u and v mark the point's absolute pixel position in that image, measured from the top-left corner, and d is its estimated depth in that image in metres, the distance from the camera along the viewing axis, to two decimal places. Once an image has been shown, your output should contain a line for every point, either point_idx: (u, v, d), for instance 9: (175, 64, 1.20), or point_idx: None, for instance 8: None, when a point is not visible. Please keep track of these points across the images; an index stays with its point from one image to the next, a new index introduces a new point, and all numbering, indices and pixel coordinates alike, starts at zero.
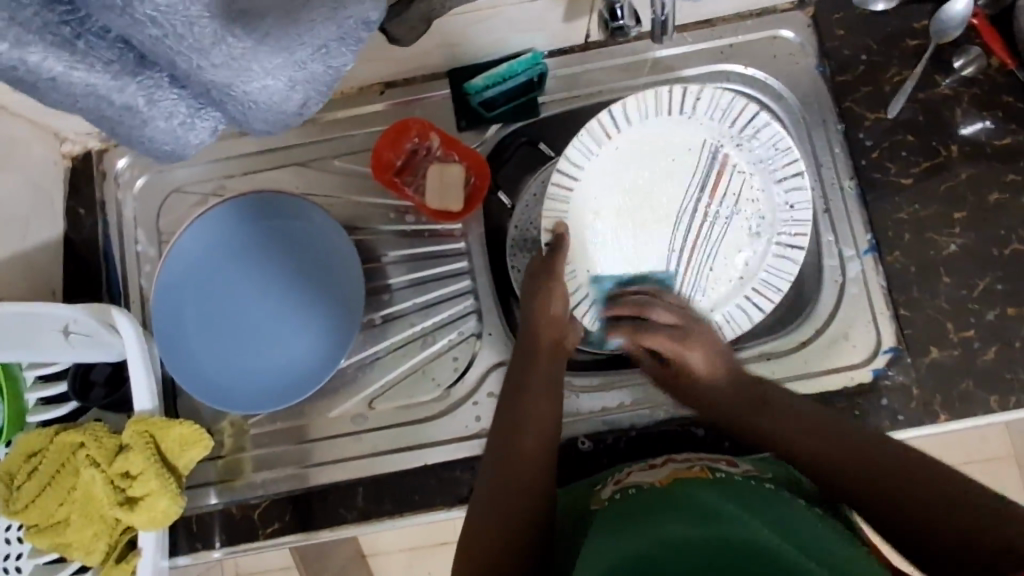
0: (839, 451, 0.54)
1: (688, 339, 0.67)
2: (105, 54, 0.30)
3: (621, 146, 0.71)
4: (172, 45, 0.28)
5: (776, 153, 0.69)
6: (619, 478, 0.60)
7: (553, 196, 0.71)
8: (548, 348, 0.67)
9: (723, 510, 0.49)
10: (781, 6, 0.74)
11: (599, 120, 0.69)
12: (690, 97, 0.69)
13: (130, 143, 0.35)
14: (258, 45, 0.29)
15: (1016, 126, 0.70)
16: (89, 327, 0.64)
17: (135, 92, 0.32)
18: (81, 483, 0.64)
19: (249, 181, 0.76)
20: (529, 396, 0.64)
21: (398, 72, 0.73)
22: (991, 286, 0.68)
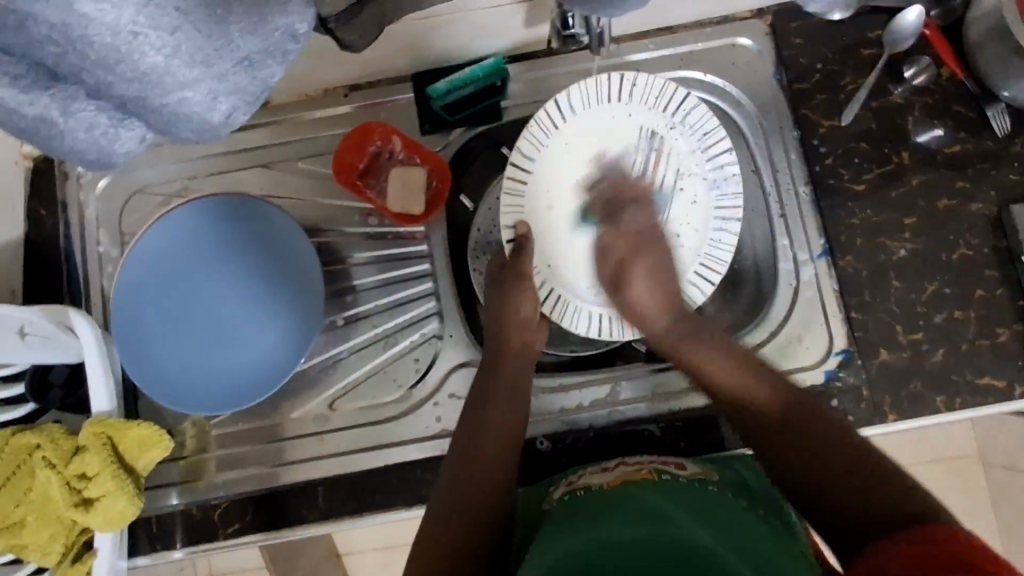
0: (801, 425, 0.59)
1: (641, 257, 0.70)
2: (11, 69, 0.30)
3: (564, 139, 0.72)
4: (75, 60, 0.29)
5: (702, 133, 0.70)
6: (571, 480, 0.61)
7: (509, 191, 0.72)
8: (516, 355, 0.68)
9: (664, 513, 0.51)
10: (740, 14, 0.75)
11: (540, 115, 0.70)
12: (627, 83, 0.70)
13: (52, 152, 0.35)
14: (171, 59, 0.30)
15: (966, 134, 0.72)
16: (47, 329, 0.64)
17: (49, 104, 0.32)
18: (37, 485, 0.63)
19: (213, 182, 0.76)
20: (498, 402, 0.64)
21: (361, 75, 0.73)
22: (939, 289, 0.70)
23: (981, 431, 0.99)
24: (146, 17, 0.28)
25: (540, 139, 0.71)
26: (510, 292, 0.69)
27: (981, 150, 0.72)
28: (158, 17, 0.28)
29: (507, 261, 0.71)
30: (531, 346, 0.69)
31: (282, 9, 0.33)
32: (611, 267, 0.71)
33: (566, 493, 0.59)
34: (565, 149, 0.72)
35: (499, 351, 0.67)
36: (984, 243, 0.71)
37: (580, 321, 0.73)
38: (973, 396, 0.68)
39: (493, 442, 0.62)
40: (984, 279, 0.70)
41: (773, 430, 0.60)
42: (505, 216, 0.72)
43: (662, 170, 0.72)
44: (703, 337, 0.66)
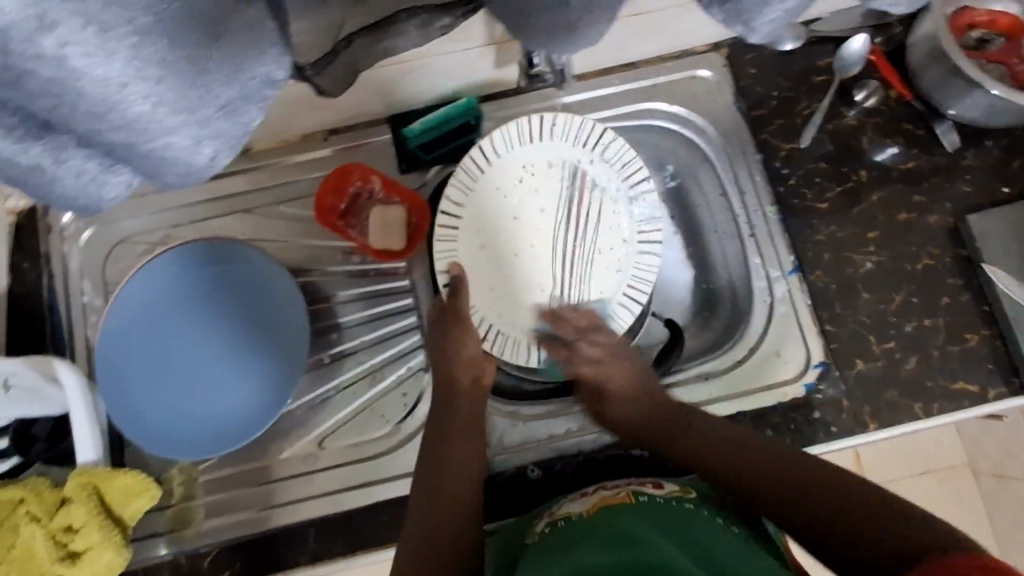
0: (785, 473, 0.59)
1: (609, 375, 0.70)
2: (6, 122, 0.31)
3: (493, 181, 0.73)
4: (67, 112, 0.30)
5: (625, 163, 0.73)
6: (552, 510, 0.62)
7: (442, 238, 0.72)
8: (467, 390, 0.69)
9: (644, 536, 0.52)
10: (698, 48, 0.79)
11: (468, 160, 0.72)
12: (547, 124, 0.72)
13: (43, 199, 0.37)
14: (157, 108, 0.31)
15: (918, 151, 0.76)
16: (31, 381, 0.65)
17: (41, 154, 0.33)
18: (21, 541, 0.62)
19: (196, 229, 0.77)
20: (455, 439, 0.66)
21: (339, 120, 0.76)
22: (906, 299, 0.73)
23: (966, 439, 1.00)
24: (133, 69, 0.29)
25: (468, 182, 0.72)
26: (449, 338, 0.69)
27: (933, 165, 0.76)
28: (144, 68, 0.30)
29: (447, 302, 0.70)
30: (484, 381, 0.70)
31: (260, 60, 0.34)
32: (592, 384, 0.71)
33: (547, 524, 0.59)
34: (494, 193, 0.73)
35: (451, 388, 0.68)
36: (944, 253, 0.74)
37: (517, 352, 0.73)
38: (949, 400, 0.70)
39: (453, 481, 0.64)
40: (948, 287, 0.73)
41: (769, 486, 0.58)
42: (440, 261, 0.72)
43: (590, 203, 0.74)
44: (673, 432, 0.67)
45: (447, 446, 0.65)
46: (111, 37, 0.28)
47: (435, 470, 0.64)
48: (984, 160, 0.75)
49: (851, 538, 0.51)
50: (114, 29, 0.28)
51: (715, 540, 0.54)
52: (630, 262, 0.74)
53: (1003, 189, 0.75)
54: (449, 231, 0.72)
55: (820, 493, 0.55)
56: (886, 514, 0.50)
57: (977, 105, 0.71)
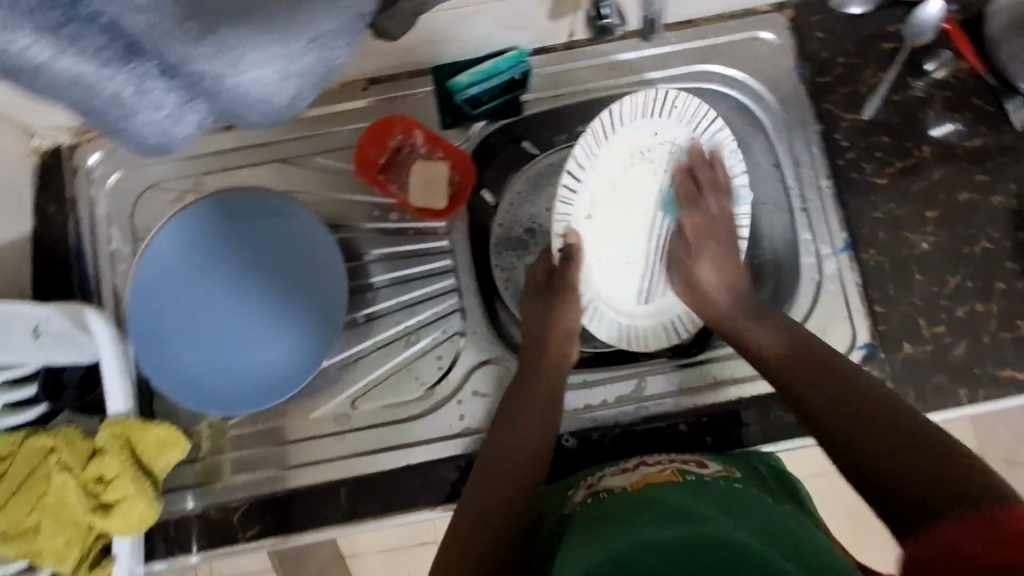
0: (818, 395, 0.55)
1: (708, 248, 0.67)
2: (96, 41, 0.29)
3: (614, 153, 0.69)
4: (162, 37, 0.29)
5: (728, 148, 0.69)
6: (591, 482, 0.61)
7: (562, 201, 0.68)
8: (554, 359, 0.67)
9: (697, 509, 0.51)
10: (761, 8, 0.75)
11: (595, 125, 0.66)
12: (671, 100, 0.67)
13: (113, 133, 0.34)
14: (249, 37, 0.30)
15: (985, 128, 0.72)
16: (61, 327, 0.63)
17: (125, 82, 0.30)
18: (53, 488, 0.61)
19: (227, 178, 0.74)
20: (531, 404, 0.64)
21: (380, 67, 0.72)
22: (961, 283, 0.70)
23: (982, 426, 0.98)
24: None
25: (589, 149, 0.67)
26: (538, 308, 0.68)
27: (1000, 144, 0.72)
28: None
29: (555, 269, 0.69)
30: (565, 359, 0.67)
31: None
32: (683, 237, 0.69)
33: (588, 495, 0.59)
34: (609, 170, 0.69)
35: (538, 359, 0.66)
36: (1004, 236, 0.71)
37: (604, 326, 0.72)
38: (996, 388, 0.68)
39: (514, 447, 0.62)
40: (1004, 272, 0.70)
41: (819, 399, 0.55)
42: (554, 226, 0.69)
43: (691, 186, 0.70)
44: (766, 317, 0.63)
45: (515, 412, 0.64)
46: None
47: (504, 427, 0.63)
48: None
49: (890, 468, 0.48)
50: None
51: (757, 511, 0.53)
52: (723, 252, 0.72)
53: None
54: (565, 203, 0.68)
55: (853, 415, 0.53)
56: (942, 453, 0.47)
57: None
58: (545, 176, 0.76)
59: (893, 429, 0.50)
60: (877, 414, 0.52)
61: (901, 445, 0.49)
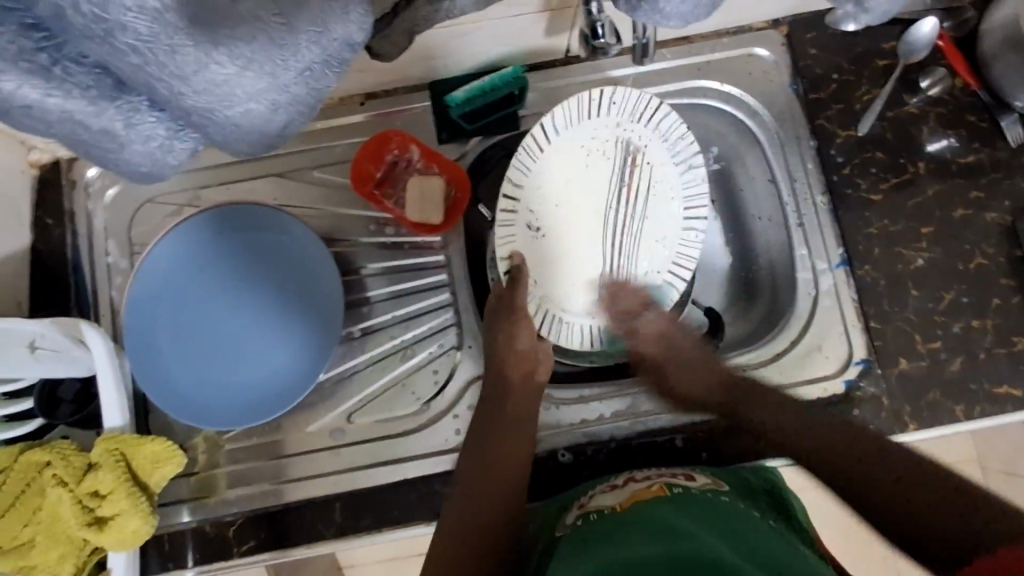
0: (833, 449, 0.60)
1: (663, 359, 0.71)
2: (83, 80, 0.30)
3: (556, 159, 0.71)
4: (152, 72, 0.28)
5: (677, 137, 0.70)
6: (582, 503, 0.60)
7: (503, 222, 0.70)
8: (520, 382, 0.67)
9: (686, 526, 0.50)
10: (756, 25, 0.75)
11: (528, 136, 0.69)
12: (606, 99, 0.69)
13: (104, 163, 0.35)
14: (243, 70, 0.29)
15: (980, 144, 0.73)
16: (57, 342, 0.63)
17: (114, 116, 0.32)
18: (48, 503, 0.61)
19: (225, 192, 0.74)
20: (505, 424, 0.64)
21: (378, 83, 0.72)
22: (956, 299, 0.70)
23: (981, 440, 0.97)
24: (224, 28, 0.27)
25: (528, 164, 0.70)
26: (502, 326, 0.67)
27: (995, 160, 0.73)
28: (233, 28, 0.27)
29: (504, 291, 0.69)
30: (537, 378, 0.68)
31: (344, 17, 0.31)
32: (656, 352, 0.72)
33: (579, 516, 0.57)
34: (554, 175, 0.71)
35: (500, 382, 0.67)
36: (998, 252, 0.71)
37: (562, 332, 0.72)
38: (992, 404, 0.68)
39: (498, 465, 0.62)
40: (1000, 288, 0.71)
41: (825, 452, 0.60)
42: (500, 248, 0.70)
43: (640, 177, 0.71)
44: (693, 367, 0.71)
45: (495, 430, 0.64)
46: None
47: (478, 452, 0.63)
48: None
49: (899, 506, 0.54)
50: None
51: (751, 527, 0.52)
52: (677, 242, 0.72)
53: None
54: (508, 216, 0.70)
55: (863, 465, 0.58)
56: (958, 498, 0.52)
57: None
58: None
59: (878, 476, 0.56)
60: (878, 464, 0.57)
61: (905, 494, 0.54)
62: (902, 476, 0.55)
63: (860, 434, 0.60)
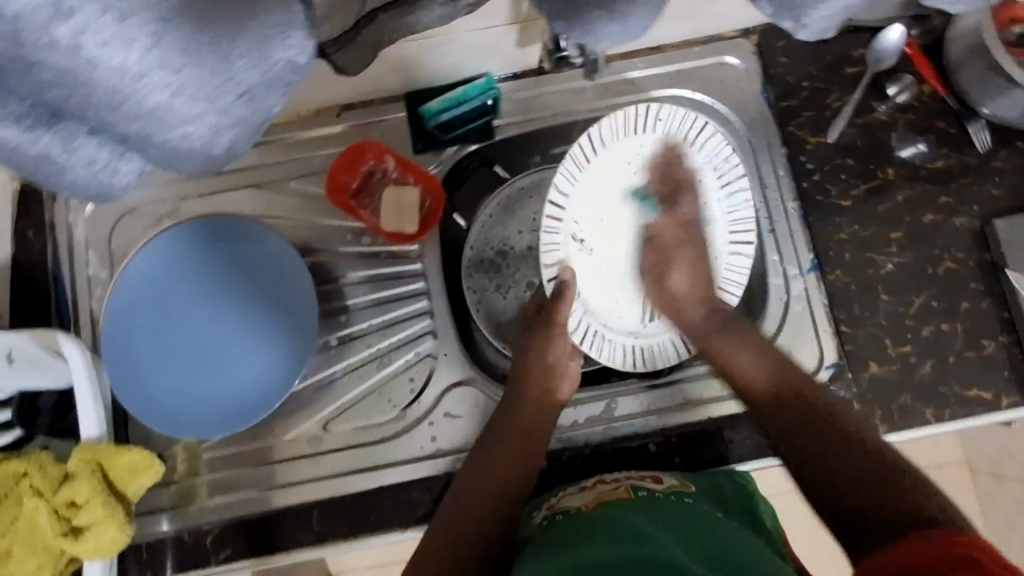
0: (808, 429, 0.59)
1: (687, 250, 0.70)
2: (14, 109, 0.31)
3: (600, 173, 0.70)
4: (80, 103, 0.29)
5: (722, 159, 0.70)
6: (552, 502, 0.62)
7: (548, 230, 0.70)
8: (536, 397, 0.66)
9: (646, 530, 0.51)
10: (728, 34, 0.76)
11: (574, 149, 0.68)
12: (651, 116, 0.69)
13: (53, 187, 0.35)
14: (174, 96, 0.30)
15: (948, 150, 0.74)
16: (34, 353, 0.65)
17: (51, 142, 0.32)
18: (24, 514, 0.62)
19: (204, 203, 0.75)
20: (513, 439, 0.64)
21: (354, 94, 0.73)
22: (926, 303, 0.71)
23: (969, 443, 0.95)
24: (152, 58, 0.29)
25: (573, 173, 0.69)
26: (535, 339, 0.69)
27: (963, 165, 0.73)
28: (165, 56, 0.29)
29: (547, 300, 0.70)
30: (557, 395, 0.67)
31: (284, 44, 0.32)
32: (656, 253, 0.71)
33: (547, 517, 0.59)
34: (598, 189, 0.71)
35: (517, 396, 0.67)
36: (967, 257, 0.72)
37: (604, 347, 0.72)
38: (961, 407, 0.69)
39: (500, 476, 0.62)
40: (969, 292, 0.71)
41: (784, 426, 0.60)
42: (546, 256, 0.70)
43: (686, 198, 0.71)
44: (738, 335, 0.66)
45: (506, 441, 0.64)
46: (129, 24, 0.27)
47: (484, 462, 0.63)
48: (1016, 162, 0.73)
49: (856, 493, 0.53)
50: (134, 16, 0.27)
51: (713, 532, 0.53)
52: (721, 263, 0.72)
53: None
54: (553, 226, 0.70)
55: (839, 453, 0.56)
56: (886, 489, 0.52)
57: (1015, 105, 0.68)
58: (518, 198, 0.77)
59: (851, 460, 0.55)
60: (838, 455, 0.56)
61: (847, 479, 0.54)
62: (867, 472, 0.53)
63: (830, 423, 0.59)
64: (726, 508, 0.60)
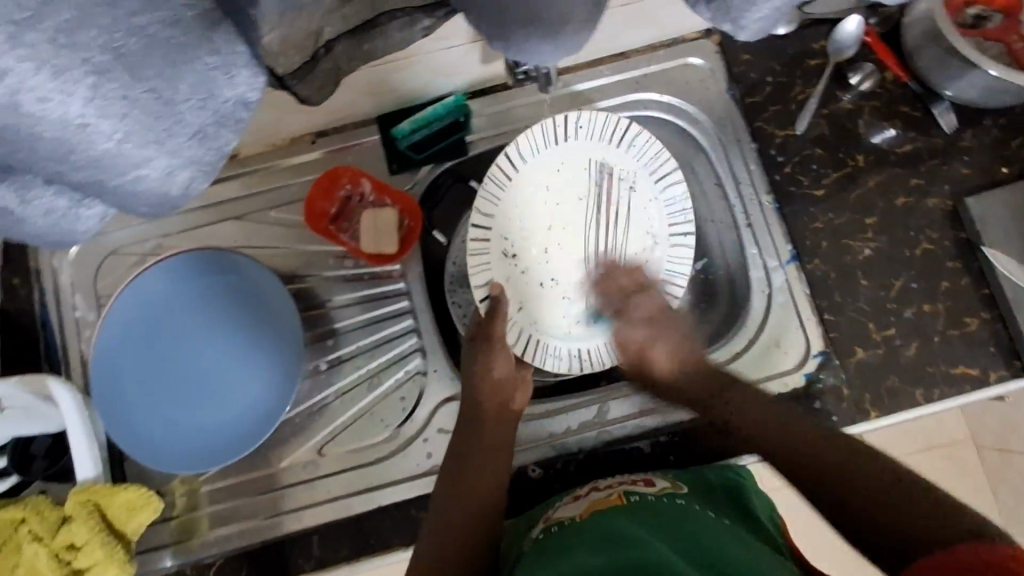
0: (799, 453, 0.60)
1: (659, 338, 0.69)
2: None
3: (524, 186, 0.70)
4: (27, 156, 0.28)
5: (655, 156, 0.70)
6: (548, 515, 0.62)
7: (476, 250, 0.69)
8: (495, 414, 0.66)
9: (635, 535, 0.51)
10: (689, 36, 0.78)
11: (495, 166, 0.69)
12: (572, 124, 0.70)
13: (13, 236, 0.34)
14: (122, 143, 0.29)
15: (915, 133, 0.75)
16: (25, 401, 0.65)
17: (6, 194, 0.31)
18: (25, 559, 0.62)
19: (188, 239, 0.76)
20: (474, 459, 0.63)
21: (327, 121, 0.75)
22: (906, 285, 0.72)
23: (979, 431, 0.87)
24: (93, 109, 0.27)
25: (497, 192, 0.69)
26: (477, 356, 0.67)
27: (931, 147, 0.75)
28: (106, 106, 0.28)
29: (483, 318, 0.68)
30: (511, 406, 0.67)
31: (230, 82, 0.31)
32: (631, 352, 0.70)
33: (542, 529, 0.59)
34: (525, 203, 0.71)
35: (477, 413, 0.66)
36: (944, 237, 0.73)
37: (549, 359, 0.70)
38: (949, 385, 0.69)
39: (466, 500, 0.62)
40: (948, 271, 0.72)
41: (772, 444, 0.63)
42: (476, 276, 0.69)
43: (617, 199, 0.72)
44: (733, 386, 0.68)
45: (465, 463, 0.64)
46: (66, 78, 0.26)
47: (450, 480, 0.63)
48: (983, 140, 0.74)
49: (863, 513, 0.54)
50: (71, 70, 0.26)
51: (710, 535, 0.53)
52: (659, 259, 0.72)
53: (1003, 170, 0.74)
54: (481, 244, 0.69)
55: (842, 464, 0.58)
56: (896, 497, 0.53)
57: (976, 85, 0.69)
58: None
59: (863, 472, 0.56)
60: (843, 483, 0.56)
61: (885, 503, 0.53)
62: (886, 490, 0.54)
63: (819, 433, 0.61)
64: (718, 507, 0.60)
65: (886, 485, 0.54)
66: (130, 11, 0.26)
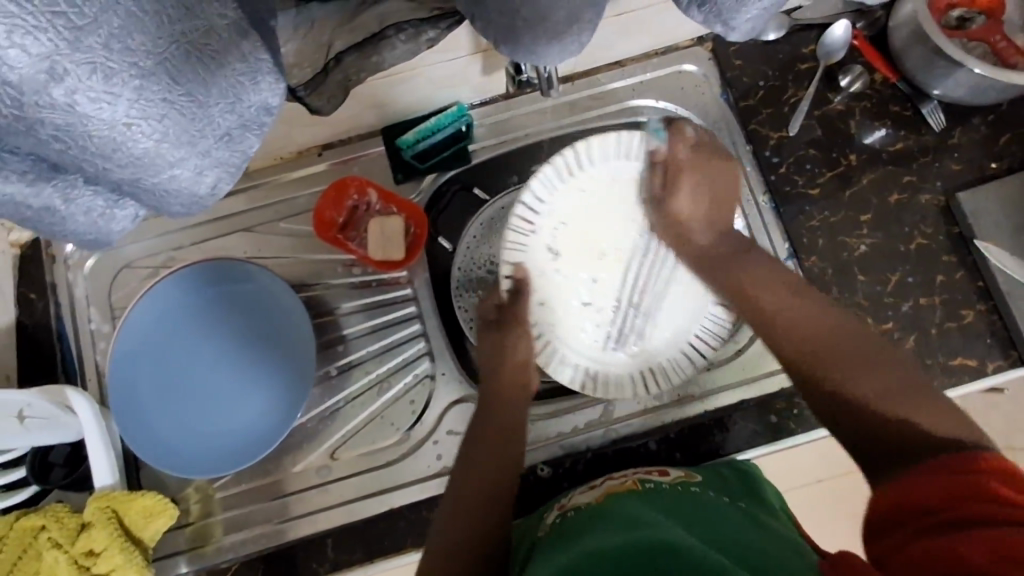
0: (795, 329, 0.61)
1: (687, 178, 0.71)
2: (19, 166, 0.31)
3: (584, 189, 0.73)
4: (76, 156, 0.30)
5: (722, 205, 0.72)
6: (562, 502, 0.63)
7: (517, 229, 0.72)
8: (510, 395, 0.68)
9: (646, 517, 0.52)
10: (682, 43, 0.80)
11: (559, 159, 0.71)
12: (650, 143, 0.72)
13: (54, 236, 0.36)
14: (160, 143, 0.31)
15: (905, 132, 0.77)
16: (46, 410, 0.67)
17: (52, 194, 0.33)
18: (44, 567, 0.63)
19: (198, 251, 0.78)
20: (487, 440, 0.65)
21: (333, 134, 0.77)
22: (902, 279, 0.74)
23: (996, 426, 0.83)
24: (137, 110, 0.29)
25: (556, 182, 0.72)
26: (495, 343, 0.69)
27: (922, 145, 0.77)
28: (148, 107, 0.30)
29: (506, 301, 0.71)
30: (529, 387, 0.69)
31: (255, 88, 0.33)
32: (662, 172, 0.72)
33: (557, 514, 0.60)
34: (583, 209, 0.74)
35: (496, 390, 0.68)
36: (937, 231, 0.75)
37: (565, 369, 0.72)
38: (949, 377, 0.70)
39: (480, 480, 0.62)
40: (942, 265, 0.74)
41: (781, 321, 0.62)
42: (508, 253, 0.72)
43: None
44: (747, 255, 0.68)
45: (479, 441, 0.65)
46: (115, 81, 0.28)
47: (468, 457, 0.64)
48: (972, 137, 0.76)
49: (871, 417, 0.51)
50: (118, 74, 0.28)
51: (721, 520, 0.53)
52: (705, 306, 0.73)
53: (992, 165, 0.76)
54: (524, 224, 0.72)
55: (843, 368, 0.56)
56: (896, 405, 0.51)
57: (962, 85, 0.71)
58: (499, 219, 0.78)
59: (877, 380, 0.54)
60: (848, 358, 0.57)
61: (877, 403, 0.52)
62: (885, 389, 0.53)
63: (836, 330, 0.60)
64: (727, 491, 0.61)
65: (889, 389, 0.53)
66: (173, 21, 0.29)
